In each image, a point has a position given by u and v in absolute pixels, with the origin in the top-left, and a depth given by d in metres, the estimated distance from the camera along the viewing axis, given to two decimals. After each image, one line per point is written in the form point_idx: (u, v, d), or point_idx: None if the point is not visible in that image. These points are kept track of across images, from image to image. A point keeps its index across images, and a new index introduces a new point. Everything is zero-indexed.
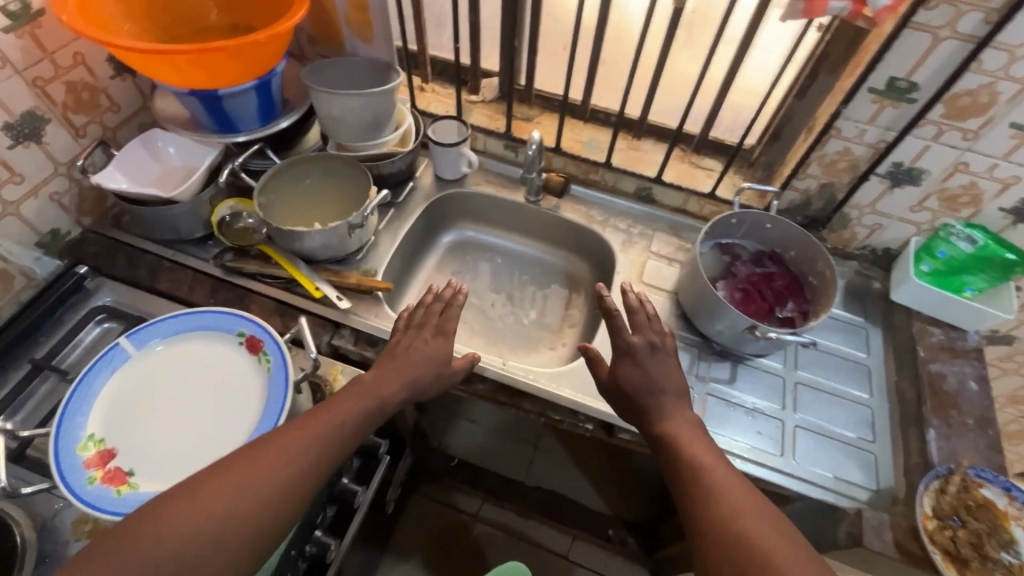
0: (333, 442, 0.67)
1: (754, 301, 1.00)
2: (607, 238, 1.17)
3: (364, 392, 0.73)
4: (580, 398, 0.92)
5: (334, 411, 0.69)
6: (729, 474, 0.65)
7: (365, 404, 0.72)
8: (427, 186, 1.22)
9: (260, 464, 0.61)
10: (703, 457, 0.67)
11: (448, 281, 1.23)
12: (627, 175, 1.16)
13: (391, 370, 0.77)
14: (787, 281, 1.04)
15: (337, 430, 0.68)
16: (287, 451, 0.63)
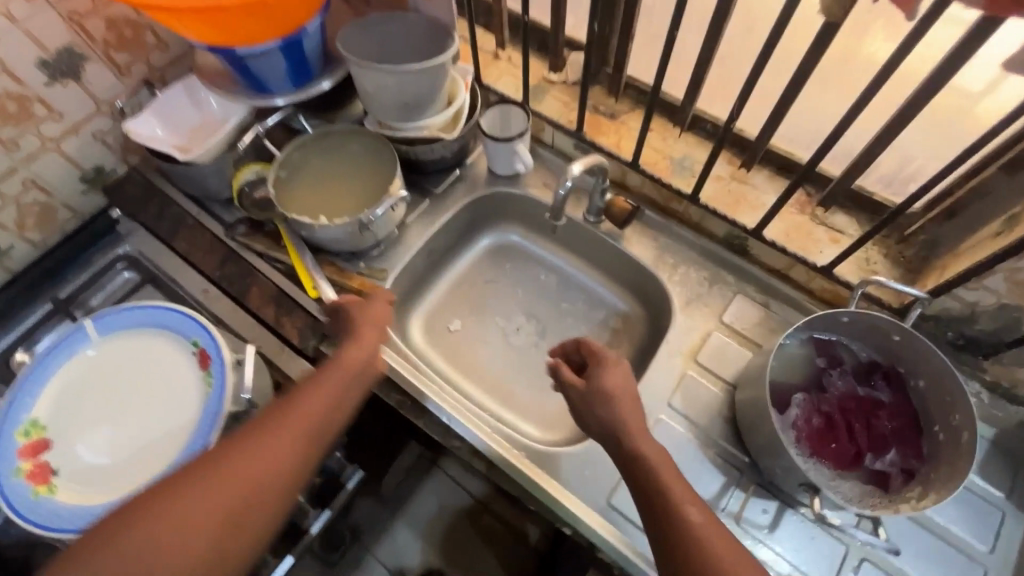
0: (300, 444, 0.60)
1: (837, 441, 0.74)
2: (669, 288, 0.92)
3: (322, 383, 0.65)
4: (564, 495, 0.76)
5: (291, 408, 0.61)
6: (718, 530, 0.57)
7: (327, 398, 0.64)
8: (475, 177, 1.05)
9: (216, 478, 0.55)
10: (690, 510, 0.58)
11: (478, 289, 1.07)
12: (717, 216, 0.89)
13: (351, 359, 0.69)
14: (900, 423, 0.74)
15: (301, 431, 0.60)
16: (248, 460, 0.56)
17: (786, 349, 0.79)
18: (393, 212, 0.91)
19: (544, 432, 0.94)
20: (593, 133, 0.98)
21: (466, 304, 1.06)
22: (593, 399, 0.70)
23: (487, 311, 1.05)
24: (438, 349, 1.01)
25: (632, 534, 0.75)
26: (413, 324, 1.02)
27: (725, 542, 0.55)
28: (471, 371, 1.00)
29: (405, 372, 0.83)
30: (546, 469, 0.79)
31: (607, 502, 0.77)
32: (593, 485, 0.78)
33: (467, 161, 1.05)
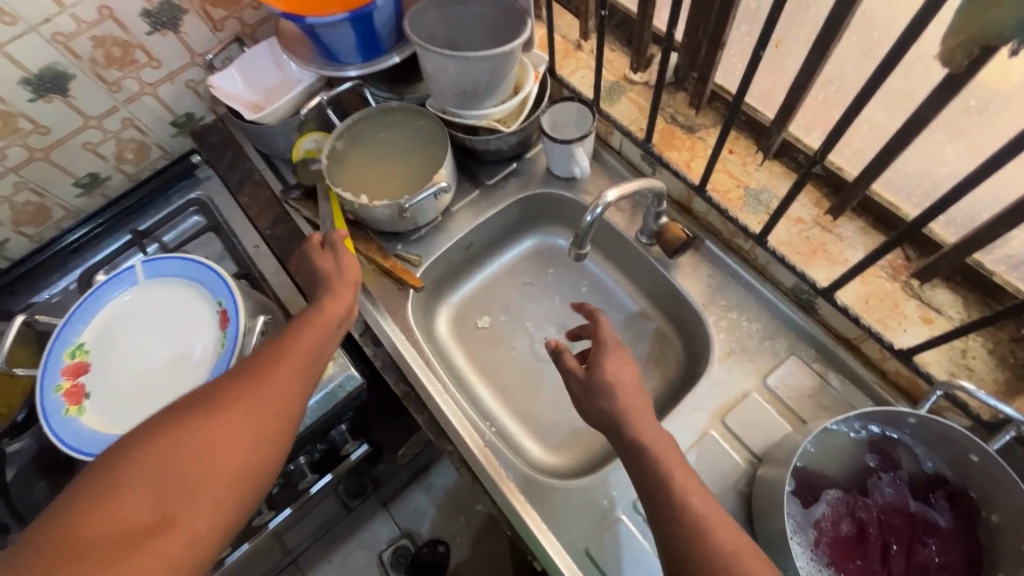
0: (280, 400, 0.58)
1: (865, 558, 0.63)
2: (713, 334, 0.82)
3: (296, 342, 0.64)
4: (545, 534, 0.73)
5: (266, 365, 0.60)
6: (723, 522, 0.53)
7: (300, 357, 0.63)
8: (532, 174, 0.99)
9: (198, 434, 0.51)
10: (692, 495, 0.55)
11: (515, 289, 1.03)
12: (784, 265, 0.77)
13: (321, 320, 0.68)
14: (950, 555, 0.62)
15: (281, 389, 0.59)
16: (230, 416, 0.54)
17: (832, 434, 0.68)
18: (435, 201, 0.89)
19: (549, 453, 0.90)
20: (664, 147, 0.88)
21: (498, 302, 1.02)
22: (590, 385, 0.65)
23: (519, 314, 1.01)
24: (461, 343, 0.99)
25: None
26: (442, 314, 1.01)
27: (727, 533, 0.52)
28: (488, 374, 0.97)
29: (416, 366, 0.85)
30: (531, 499, 0.75)
31: (585, 548, 0.72)
32: (575, 528, 0.74)
33: (527, 154, 0.99)
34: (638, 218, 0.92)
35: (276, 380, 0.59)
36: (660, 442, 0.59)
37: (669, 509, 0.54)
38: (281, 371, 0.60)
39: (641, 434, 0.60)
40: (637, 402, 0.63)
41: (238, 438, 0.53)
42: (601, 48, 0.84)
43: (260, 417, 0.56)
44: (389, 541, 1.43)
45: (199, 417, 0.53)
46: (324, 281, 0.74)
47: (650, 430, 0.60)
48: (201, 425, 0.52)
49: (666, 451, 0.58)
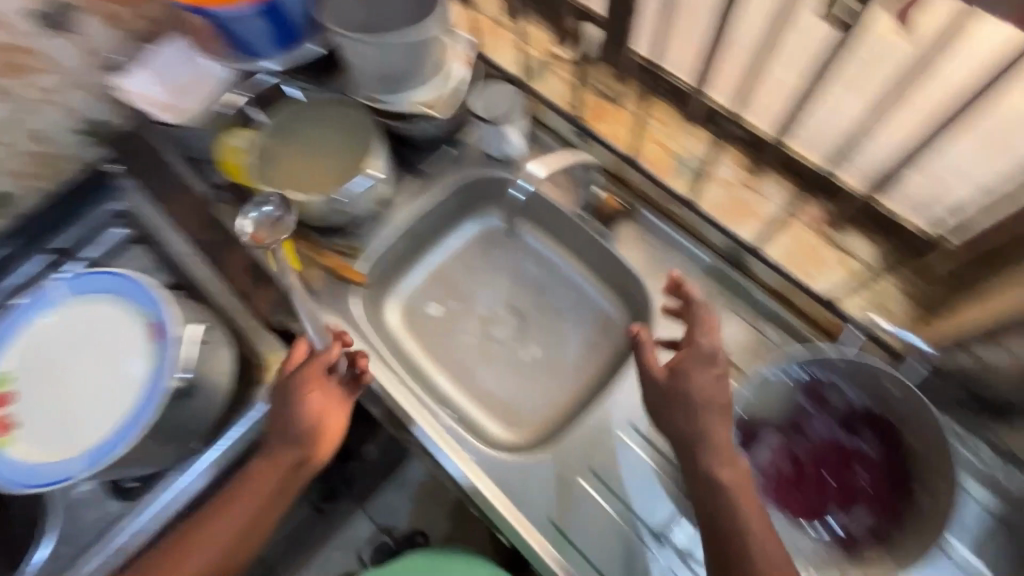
0: (269, 495, 0.72)
1: (803, 490, 0.69)
2: (655, 299, 0.85)
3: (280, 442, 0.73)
4: (508, 508, 0.74)
5: (259, 466, 0.72)
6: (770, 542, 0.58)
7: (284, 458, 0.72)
8: (469, 156, 0.99)
9: (209, 535, 0.70)
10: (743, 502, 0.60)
11: (464, 273, 1.03)
12: (715, 227, 0.82)
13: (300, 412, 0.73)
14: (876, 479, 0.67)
15: (268, 488, 0.71)
16: (229, 514, 0.71)
17: (775, 384, 0.69)
18: (373, 191, 0.88)
19: (510, 432, 0.91)
20: (594, 119, 0.90)
21: (448, 289, 1.02)
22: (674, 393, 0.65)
23: (470, 298, 1.01)
24: (413, 333, 0.98)
25: (568, 553, 0.73)
26: (390, 307, 1.00)
27: (770, 552, 0.57)
28: (441, 361, 0.97)
29: (365, 360, 0.84)
30: (491, 477, 0.76)
31: (548, 518, 0.74)
32: (536, 499, 0.75)
33: (460, 138, 0.98)
34: None
35: (259, 485, 0.71)
36: (733, 461, 0.62)
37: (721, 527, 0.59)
38: (266, 470, 0.72)
39: (710, 453, 0.62)
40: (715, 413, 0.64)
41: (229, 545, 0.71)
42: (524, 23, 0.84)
43: (253, 513, 0.71)
44: (369, 538, 1.43)
45: (214, 514, 0.71)
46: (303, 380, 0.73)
47: (722, 438, 0.63)
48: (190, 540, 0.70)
49: (728, 469, 0.61)
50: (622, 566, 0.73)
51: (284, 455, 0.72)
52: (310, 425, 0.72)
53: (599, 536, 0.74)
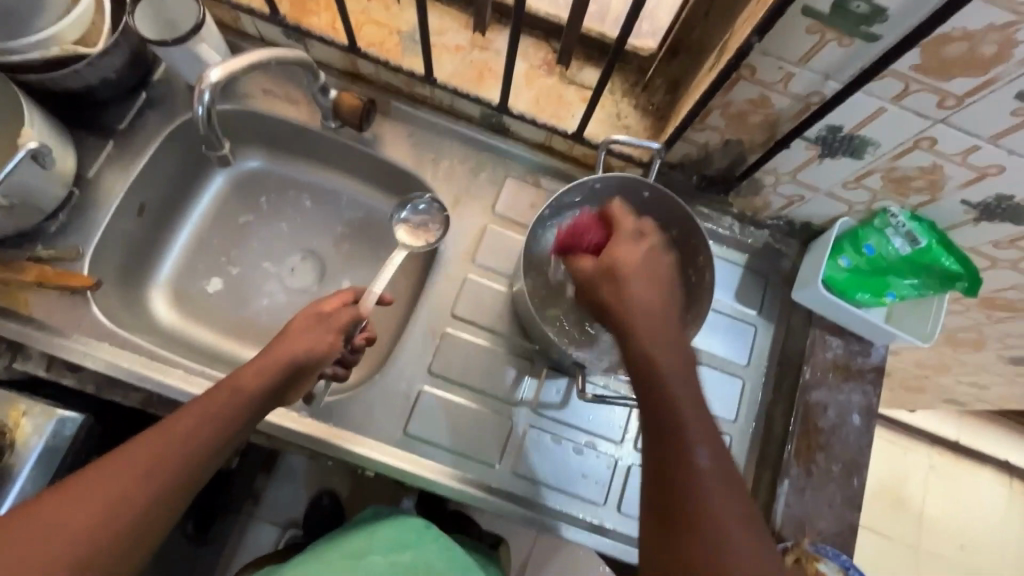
0: (200, 445, 0.57)
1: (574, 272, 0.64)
2: (436, 189, 0.82)
3: (236, 382, 0.62)
4: (358, 442, 0.72)
5: (194, 407, 0.59)
6: (699, 416, 0.51)
7: (232, 400, 0.61)
8: (172, 96, 0.81)
9: (111, 483, 0.52)
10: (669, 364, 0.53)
11: (234, 233, 0.90)
12: (463, 97, 0.78)
13: (287, 349, 0.66)
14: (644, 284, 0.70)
15: (207, 430, 0.58)
16: (150, 462, 0.54)
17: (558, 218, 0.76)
18: (47, 171, 0.68)
19: None
20: (298, 15, 0.78)
21: (221, 255, 0.89)
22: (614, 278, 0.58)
23: (251, 257, 0.90)
24: (197, 318, 0.85)
25: (434, 455, 0.73)
26: (157, 297, 0.84)
27: (706, 429, 0.50)
28: (244, 337, 0.86)
29: (138, 367, 0.71)
30: (333, 422, 0.73)
31: (404, 432, 0.74)
32: (384, 423, 0.74)
33: (153, 78, 0.81)
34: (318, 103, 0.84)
35: (199, 420, 0.58)
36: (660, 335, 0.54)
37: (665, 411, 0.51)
38: (200, 412, 0.59)
39: (654, 339, 0.54)
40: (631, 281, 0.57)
41: (136, 509, 0.52)
42: None
43: (176, 463, 0.55)
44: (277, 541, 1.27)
45: (119, 458, 0.53)
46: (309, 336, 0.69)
47: (637, 312, 0.56)
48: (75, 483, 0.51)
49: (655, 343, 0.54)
50: (490, 443, 0.74)
51: (230, 402, 0.61)
52: (293, 370, 0.66)
53: (459, 427, 0.75)
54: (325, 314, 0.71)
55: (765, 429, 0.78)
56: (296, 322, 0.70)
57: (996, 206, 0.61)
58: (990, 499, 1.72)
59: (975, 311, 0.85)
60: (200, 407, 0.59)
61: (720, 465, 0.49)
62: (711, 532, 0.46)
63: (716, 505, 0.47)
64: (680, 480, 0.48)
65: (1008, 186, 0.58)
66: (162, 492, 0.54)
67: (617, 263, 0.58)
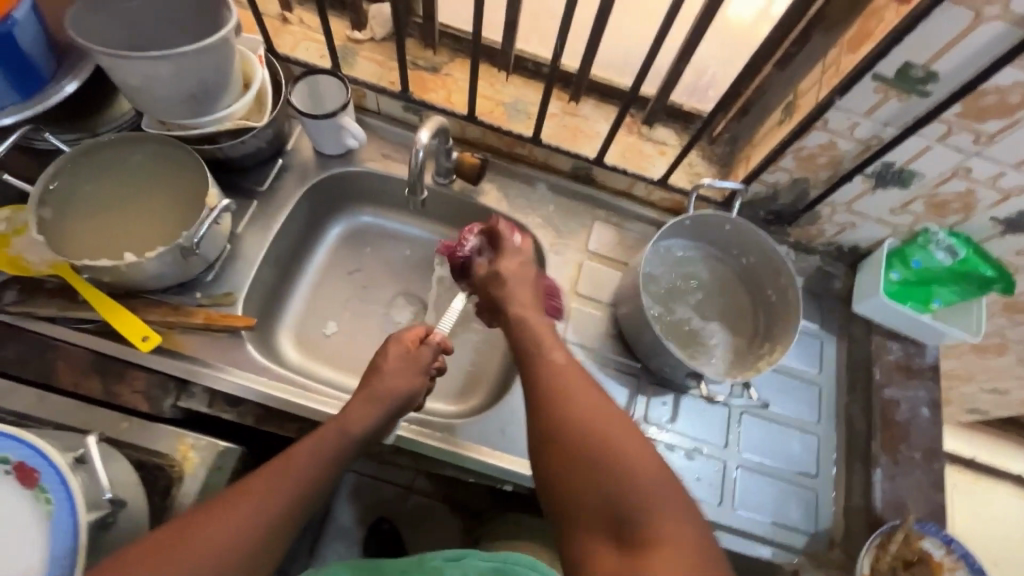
0: (308, 483, 0.62)
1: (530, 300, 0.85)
2: (536, 231, 0.94)
3: (345, 421, 0.68)
4: (496, 457, 0.78)
5: (304, 446, 0.64)
6: (583, 387, 0.62)
7: (337, 440, 0.66)
8: (304, 161, 0.93)
9: (237, 512, 0.56)
10: (557, 360, 0.65)
11: (346, 279, 0.99)
12: (561, 153, 0.93)
13: (383, 385, 0.71)
14: (518, 254, 0.79)
15: (317, 468, 0.63)
16: (269, 490, 0.59)
17: (654, 251, 0.88)
18: (218, 227, 0.77)
19: (457, 404, 0.91)
20: (420, 92, 0.92)
21: (335, 301, 0.97)
22: (496, 290, 0.77)
23: (362, 301, 0.98)
24: (319, 359, 0.92)
25: None
26: (284, 341, 0.91)
27: (591, 396, 0.61)
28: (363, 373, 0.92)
29: (297, 399, 0.76)
30: (472, 441, 0.79)
31: None
32: (521, 440, 0.79)
33: (288, 147, 0.93)
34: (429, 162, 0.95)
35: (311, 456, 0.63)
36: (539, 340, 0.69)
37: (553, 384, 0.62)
38: (312, 452, 0.64)
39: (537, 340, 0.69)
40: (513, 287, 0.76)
41: (258, 535, 0.56)
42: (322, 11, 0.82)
43: (293, 498, 0.60)
44: None
45: (244, 489, 0.58)
46: (383, 372, 0.73)
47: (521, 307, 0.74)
48: (207, 517, 0.54)
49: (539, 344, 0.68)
50: None
51: (337, 442, 0.66)
52: (396, 404, 0.72)
53: None
54: (408, 352, 0.75)
55: (848, 428, 0.87)
56: (386, 364, 0.73)
57: (1020, 220, 0.76)
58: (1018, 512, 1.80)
59: (1001, 316, 0.99)
60: (314, 446, 0.64)
61: (607, 417, 0.58)
62: (595, 458, 0.54)
63: (604, 439, 0.56)
64: (568, 424, 0.58)
65: None
66: (278, 518, 0.58)
67: (529, 294, 0.75)
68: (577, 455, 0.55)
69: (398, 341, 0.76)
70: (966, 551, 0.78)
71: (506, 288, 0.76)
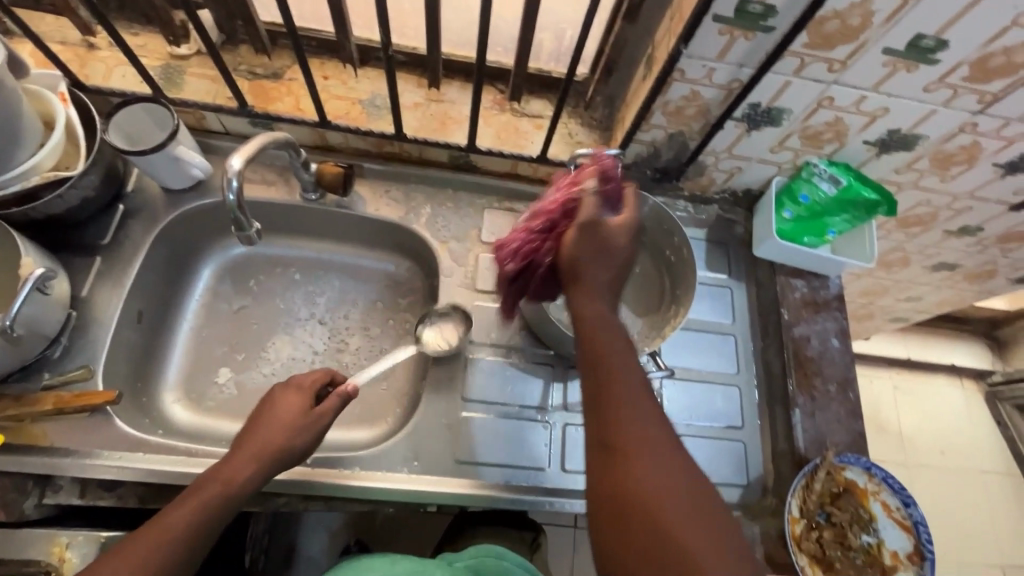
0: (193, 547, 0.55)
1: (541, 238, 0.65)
2: (423, 232, 0.88)
3: (232, 474, 0.59)
4: (413, 481, 0.74)
5: (181, 511, 0.55)
6: (648, 413, 0.51)
7: (226, 497, 0.57)
8: (151, 201, 0.83)
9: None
10: (632, 388, 0.52)
11: (230, 317, 0.90)
12: (431, 144, 0.86)
13: (276, 435, 0.61)
14: (635, 229, 0.60)
15: (175, 552, 0.53)
16: (142, 557, 0.52)
17: None
18: (47, 297, 0.68)
19: (375, 428, 0.86)
20: (264, 104, 0.83)
21: (224, 345, 0.88)
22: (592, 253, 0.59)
23: (253, 340, 0.89)
24: (213, 412, 0.84)
25: (487, 474, 0.77)
26: (170, 400, 0.83)
27: (683, 487, 0.48)
28: None
29: (179, 469, 0.69)
30: (385, 469, 0.75)
31: (455, 460, 0.77)
32: (437, 457, 0.76)
33: (127, 189, 0.83)
34: (293, 179, 0.87)
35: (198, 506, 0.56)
36: (639, 412, 0.51)
37: (631, 476, 0.48)
38: (144, 559, 0.52)
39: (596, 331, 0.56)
40: (617, 345, 0.55)
41: None
42: (117, 32, 0.71)
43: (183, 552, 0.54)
44: None
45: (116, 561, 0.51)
46: (277, 414, 0.63)
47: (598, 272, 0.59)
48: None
49: (638, 417, 0.51)
50: (538, 449, 0.78)
51: (176, 537, 0.54)
52: (287, 460, 0.62)
53: (506, 441, 0.78)
54: (306, 402, 0.65)
55: (766, 372, 0.87)
56: (281, 406, 0.64)
57: (890, 140, 0.75)
58: (952, 403, 1.85)
59: (895, 233, 1.01)
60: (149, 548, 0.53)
61: (692, 496, 0.48)
62: (650, 496, 0.47)
63: (667, 485, 0.48)
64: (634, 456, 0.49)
65: (897, 121, 0.72)
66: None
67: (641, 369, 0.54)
68: (630, 476, 0.48)
69: (297, 388, 0.66)
70: (887, 473, 0.79)
71: (604, 297, 0.58)
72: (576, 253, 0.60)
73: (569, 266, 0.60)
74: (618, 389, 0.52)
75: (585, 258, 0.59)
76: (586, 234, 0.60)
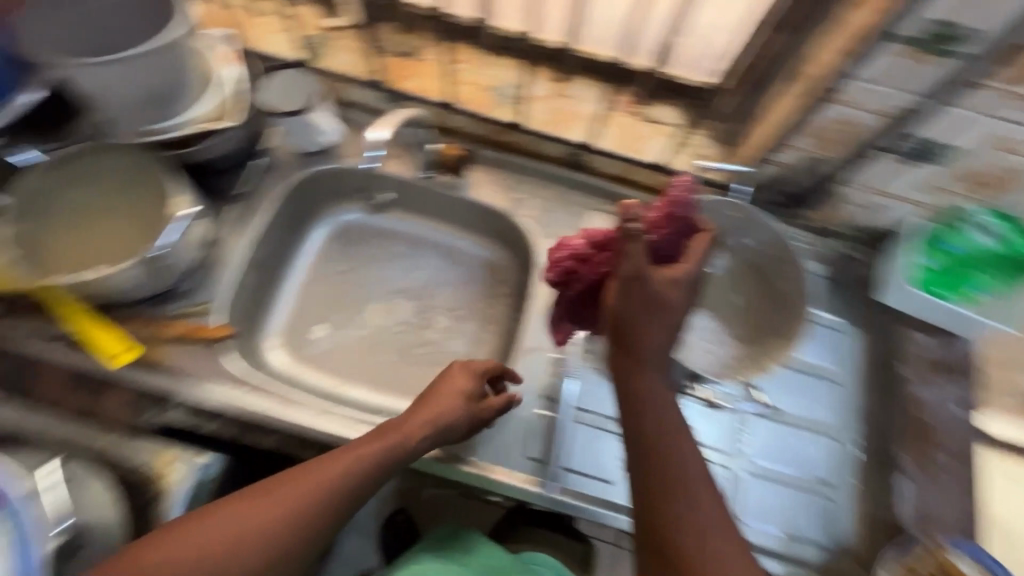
0: (334, 497, 0.60)
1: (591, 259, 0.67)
2: (525, 224, 0.88)
3: (402, 436, 0.65)
4: (481, 466, 0.75)
5: (334, 463, 0.61)
6: (703, 501, 0.55)
7: (387, 458, 0.63)
8: (284, 161, 0.89)
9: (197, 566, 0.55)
10: (691, 477, 0.56)
11: (333, 278, 0.95)
12: (548, 138, 0.87)
13: (438, 409, 0.67)
14: (686, 278, 0.58)
15: (319, 499, 0.59)
16: (286, 500, 0.59)
17: None
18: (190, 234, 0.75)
19: None
20: (398, 81, 0.88)
21: (322, 303, 0.94)
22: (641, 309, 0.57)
23: (350, 302, 0.94)
24: (306, 363, 0.89)
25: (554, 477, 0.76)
26: (271, 345, 0.90)
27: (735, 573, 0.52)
28: (345, 379, 0.89)
29: (275, 411, 0.74)
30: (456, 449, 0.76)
31: (524, 456, 0.76)
32: (507, 447, 0.77)
33: (263, 147, 0.89)
34: (411, 156, 0.91)
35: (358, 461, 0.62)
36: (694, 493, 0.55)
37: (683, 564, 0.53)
38: (298, 490, 0.59)
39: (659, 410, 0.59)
40: (677, 428, 0.58)
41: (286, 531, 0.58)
42: None
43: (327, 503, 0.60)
44: None
45: (268, 498, 0.59)
46: (437, 390, 0.69)
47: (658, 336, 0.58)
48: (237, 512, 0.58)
49: (693, 504, 0.55)
50: (609, 462, 0.76)
51: (316, 488, 0.60)
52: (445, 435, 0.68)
53: (578, 447, 0.77)
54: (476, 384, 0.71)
55: (871, 430, 0.80)
56: (449, 381, 0.70)
57: None
58: None
59: None
60: (294, 488, 0.60)
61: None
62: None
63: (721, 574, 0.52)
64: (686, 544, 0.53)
65: None
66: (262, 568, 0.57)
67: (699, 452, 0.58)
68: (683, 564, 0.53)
69: (470, 368, 0.72)
70: None
71: (659, 366, 0.59)
72: (619, 311, 0.58)
73: (615, 328, 0.59)
74: (680, 479, 0.56)
75: (635, 315, 0.57)
76: (632, 288, 0.56)
